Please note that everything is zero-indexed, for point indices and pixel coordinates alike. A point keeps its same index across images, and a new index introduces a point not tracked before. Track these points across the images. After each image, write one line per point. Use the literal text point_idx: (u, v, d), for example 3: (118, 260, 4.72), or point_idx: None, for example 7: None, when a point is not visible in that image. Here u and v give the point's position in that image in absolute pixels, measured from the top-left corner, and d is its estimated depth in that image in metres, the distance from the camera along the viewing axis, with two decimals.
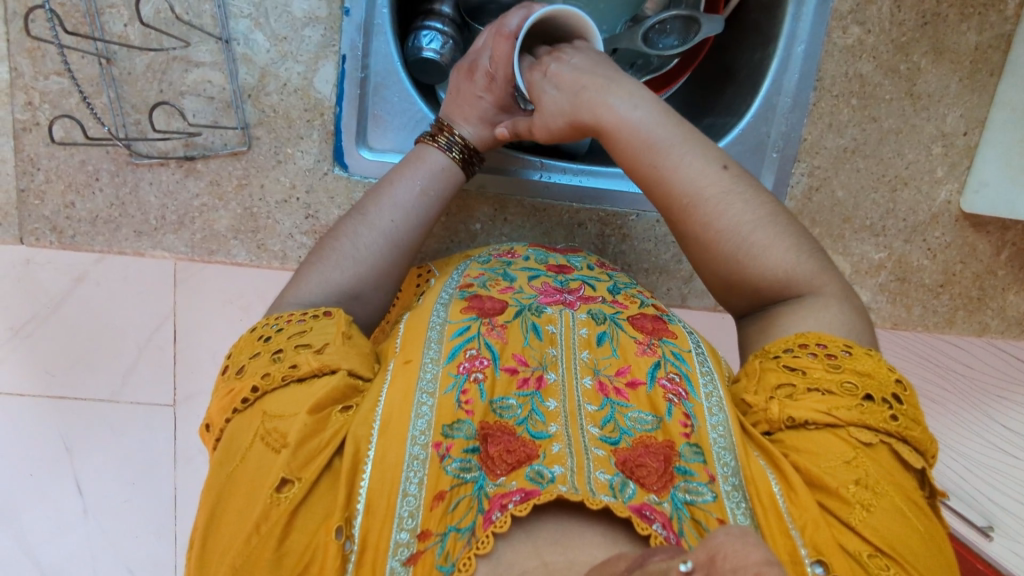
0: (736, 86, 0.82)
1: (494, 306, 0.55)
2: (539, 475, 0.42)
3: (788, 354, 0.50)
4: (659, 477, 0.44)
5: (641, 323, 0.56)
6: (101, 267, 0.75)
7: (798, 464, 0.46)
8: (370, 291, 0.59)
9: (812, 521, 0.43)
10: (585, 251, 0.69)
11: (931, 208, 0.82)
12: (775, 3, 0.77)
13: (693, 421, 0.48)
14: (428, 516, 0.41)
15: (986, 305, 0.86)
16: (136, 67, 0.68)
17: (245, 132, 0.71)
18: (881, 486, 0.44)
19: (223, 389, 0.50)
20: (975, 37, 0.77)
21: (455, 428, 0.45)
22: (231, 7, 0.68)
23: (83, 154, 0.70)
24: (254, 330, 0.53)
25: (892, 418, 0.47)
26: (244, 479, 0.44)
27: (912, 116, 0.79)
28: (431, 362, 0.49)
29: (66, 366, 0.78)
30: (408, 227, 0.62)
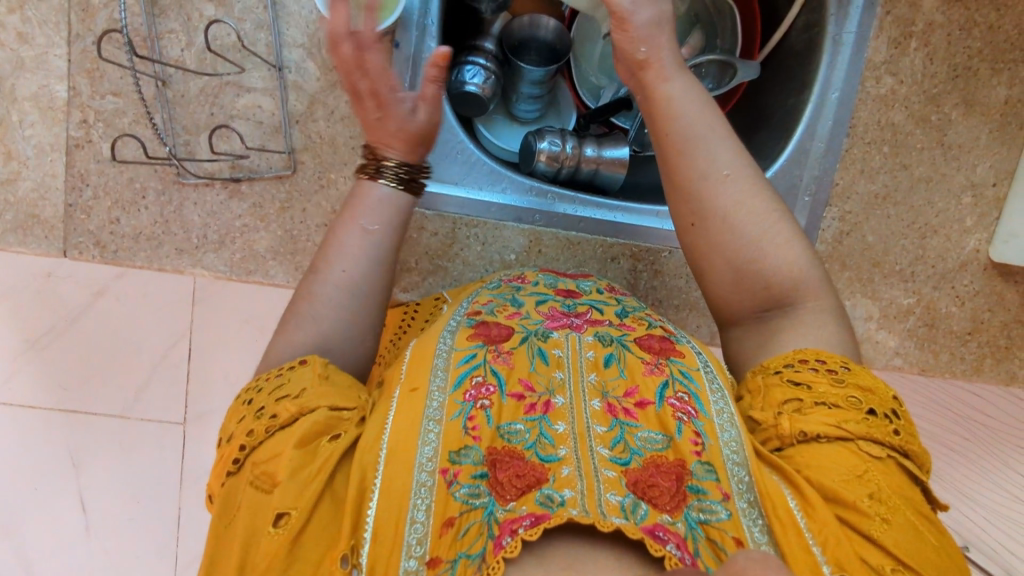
0: (771, 129, 0.84)
1: (500, 333, 0.55)
2: (549, 499, 0.43)
3: (789, 369, 0.53)
4: (670, 497, 0.45)
5: (648, 343, 0.56)
6: (121, 281, 0.76)
7: (813, 479, 0.48)
8: (363, 274, 0.57)
9: (834, 535, 0.45)
10: (595, 276, 0.68)
11: (960, 256, 0.83)
12: (811, 52, 0.79)
13: (704, 439, 0.49)
14: (439, 542, 0.42)
15: (1013, 354, 0.86)
16: (190, 90, 0.70)
17: (291, 157, 0.73)
18: (890, 500, 0.47)
19: (218, 459, 0.49)
20: (1005, 91, 0.79)
21: (463, 454, 0.46)
22: (285, 37, 0.71)
23: (132, 172, 0.72)
24: (240, 395, 0.52)
25: (895, 432, 0.50)
26: (241, 525, 0.44)
27: (943, 165, 0.80)
28: (437, 390, 0.49)
29: (78, 380, 0.78)
30: (356, 239, 0.58)
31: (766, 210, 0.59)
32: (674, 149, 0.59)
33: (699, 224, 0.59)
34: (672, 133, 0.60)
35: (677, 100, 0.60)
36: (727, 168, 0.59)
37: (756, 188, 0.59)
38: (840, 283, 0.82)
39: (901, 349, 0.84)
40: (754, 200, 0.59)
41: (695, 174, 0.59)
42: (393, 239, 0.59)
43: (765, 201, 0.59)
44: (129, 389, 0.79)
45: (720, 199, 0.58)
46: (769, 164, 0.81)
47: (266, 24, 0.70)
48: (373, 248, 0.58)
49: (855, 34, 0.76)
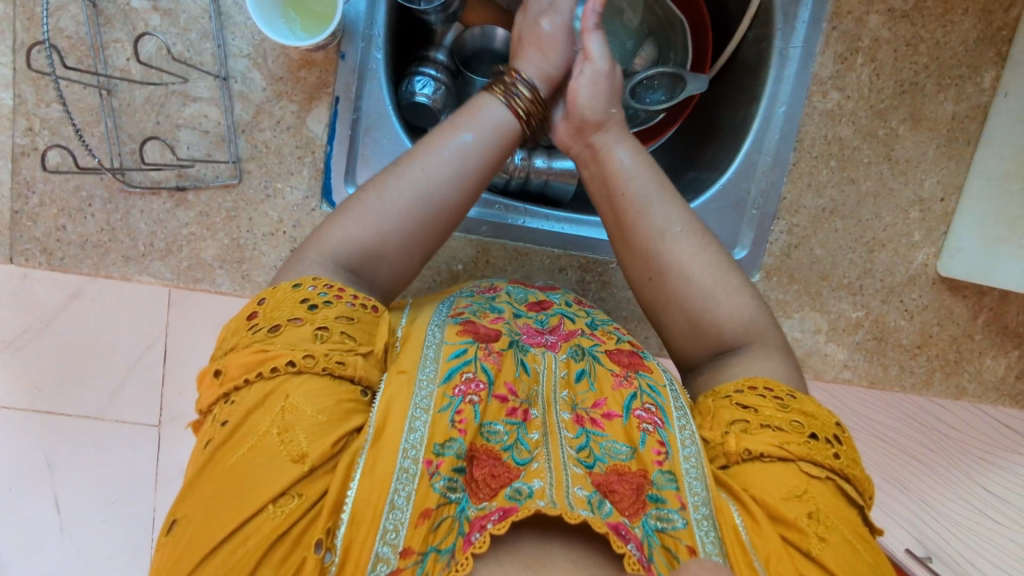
0: (720, 140, 0.86)
1: (488, 334, 0.58)
2: (517, 493, 0.46)
3: (738, 394, 0.55)
4: (631, 503, 0.48)
5: (618, 357, 0.60)
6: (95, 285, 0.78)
7: (756, 496, 0.50)
8: (393, 248, 0.59)
9: (776, 551, 0.47)
10: (563, 289, 0.72)
11: (908, 270, 0.83)
12: (760, 65, 0.81)
13: (666, 450, 0.52)
14: (413, 533, 0.45)
15: (963, 368, 0.86)
16: (135, 99, 0.71)
17: (237, 166, 0.73)
18: (832, 519, 0.49)
19: (248, 346, 0.49)
20: (952, 106, 0.79)
21: (447, 446, 0.49)
22: (231, 47, 0.71)
23: (78, 180, 0.72)
24: (296, 287, 0.53)
25: (835, 456, 0.52)
26: (250, 474, 0.45)
27: (890, 179, 0.80)
28: (428, 380, 0.52)
29: (53, 383, 0.85)
30: (446, 186, 0.60)
31: (715, 265, 0.61)
32: (629, 211, 0.63)
33: (656, 279, 0.62)
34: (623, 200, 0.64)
35: (630, 168, 0.65)
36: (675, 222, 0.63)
37: (706, 241, 0.63)
38: (788, 296, 0.82)
39: (850, 361, 0.85)
40: (704, 253, 0.62)
41: (650, 233, 0.62)
42: (431, 243, 0.61)
43: (715, 253, 0.62)
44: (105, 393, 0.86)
45: (675, 252, 0.61)
46: (718, 177, 0.82)
47: (212, 35, 0.71)
48: (454, 205, 0.61)
49: (801, 49, 0.77)
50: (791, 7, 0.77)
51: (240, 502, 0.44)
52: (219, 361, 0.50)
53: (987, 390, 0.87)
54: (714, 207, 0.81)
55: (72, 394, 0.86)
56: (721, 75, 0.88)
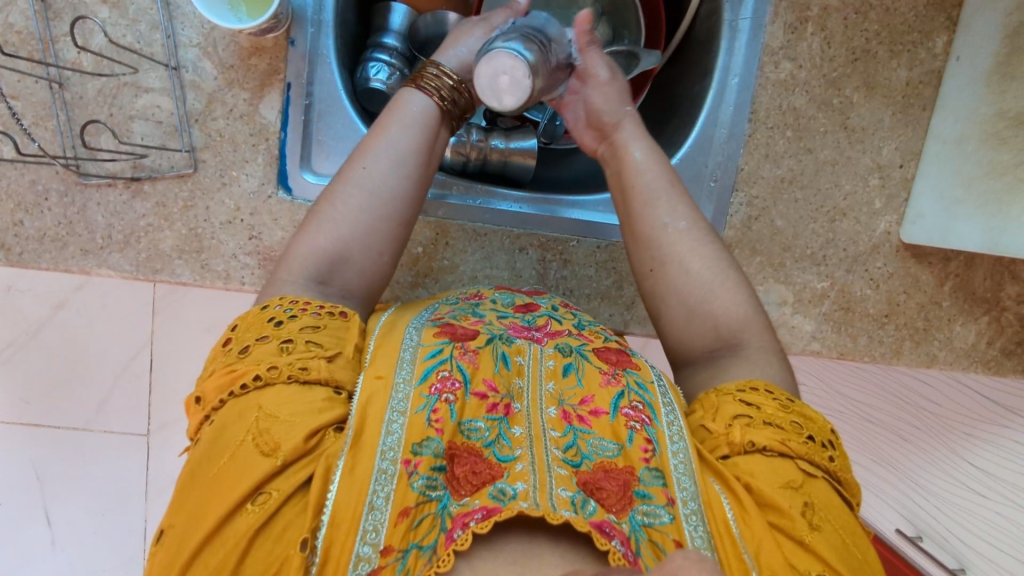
0: (679, 117, 0.85)
1: (465, 332, 0.55)
2: (501, 493, 0.44)
3: (742, 392, 0.54)
4: (617, 499, 0.47)
5: (607, 356, 0.57)
6: (80, 295, 0.79)
7: (752, 485, 0.49)
8: (358, 253, 0.58)
9: (766, 541, 0.46)
10: (549, 293, 0.69)
11: (871, 239, 0.83)
12: (712, 39, 0.81)
13: (654, 446, 0.50)
14: (393, 532, 0.43)
15: (932, 336, 0.86)
16: (87, 91, 0.71)
17: (191, 155, 0.73)
18: (829, 513, 0.48)
19: (222, 367, 0.50)
20: (906, 72, 0.79)
21: (424, 445, 0.47)
22: (181, 37, 0.72)
23: (33, 174, 0.72)
24: (265, 309, 0.53)
25: (829, 457, 0.52)
26: (227, 479, 0.45)
27: (847, 148, 0.80)
28: (403, 382, 0.50)
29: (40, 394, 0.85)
30: (387, 174, 0.60)
31: (716, 264, 0.61)
32: (636, 203, 0.64)
33: (658, 270, 0.62)
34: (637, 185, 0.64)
35: (642, 162, 0.65)
36: (681, 221, 0.63)
37: (708, 241, 0.62)
38: (752, 269, 0.82)
39: (818, 333, 0.84)
40: (706, 250, 0.62)
41: (653, 225, 0.63)
42: (394, 239, 0.60)
43: (716, 249, 0.62)
44: (92, 402, 0.86)
45: (677, 246, 0.62)
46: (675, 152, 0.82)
47: (161, 25, 0.71)
48: (401, 193, 0.61)
49: (751, 21, 0.78)
50: None
51: (218, 502, 0.44)
52: (197, 387, 0.50)
53: (957, 357, 0.87)
54: None
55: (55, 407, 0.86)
56: (678, 53, 0.88)
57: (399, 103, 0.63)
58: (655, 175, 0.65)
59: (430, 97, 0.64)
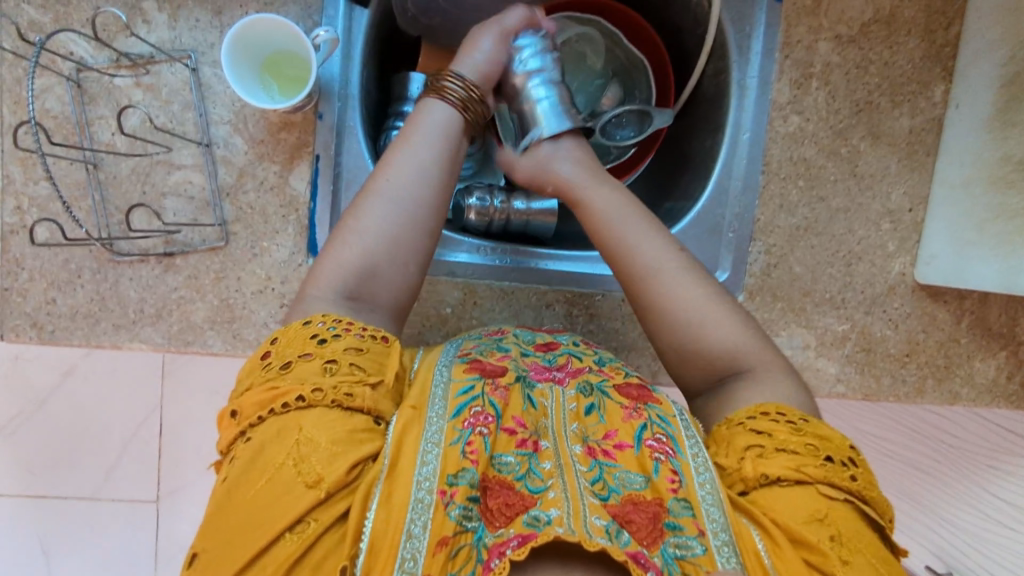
0: (692, 170, 0.88)
1: (495, 368, 0.56)
2: (535, 519, 0.45)
3: (752, 421, 0.54)
4: (648, 532, 0.46)
5: (627, 391, 0.58)
6: (87, 361, 0.97)
7: (778, 521, 0.49)
8: (385, 266, 0.59)
9: (799, 574, 0.46)
10: (569, 332, 0.70)
11: (887, 280, 0.85)
12: (720, 96, 0.85)
13: (680, 478, 0.50)
14: (431, 561, 0.43)
15: (954, 373, 0.87)
16: (121, 171, 0.73)
17: (223, 228, 0.75)
18: (854, 540, 0.48)
19: (263, 384, 0.50)
20: (908, 121, 0.83)
21: (459, 476, 0.47)
22: (212, 115, 0.74)
23: (67, 253, 0.73)
24: (307, 324, 0.53)
25: (852, 477, 0.51)
26: (268, 503, 0.45)
27: (858, 194, 0.83)
28: (437, 416, 0.50)
29: (42, 468, 1.01)
30: (411, 183, 0.61)
31: (710, 293, 0.62)
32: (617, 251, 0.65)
33: (648, 309, 0.63)
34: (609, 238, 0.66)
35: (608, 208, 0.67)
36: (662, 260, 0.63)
37: (695, 275, 0.63)
38: (774, 314, 0.84)
39: (842, 375, 0.85)
40: (692, 285, 0.62)
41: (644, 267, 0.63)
42: (421, 250, 0.61)
43: (707, 285, 0.63)
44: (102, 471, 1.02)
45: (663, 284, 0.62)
46: (692, 204, 0.85)
47: (193, 105, 0.73)
48: (429, 201, 0.61)
49: (758, 78, 0.81)
50: (743, 40, 0.81)
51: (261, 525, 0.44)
52: (234, 401, 0.50)
53: (979, 392, 0.87)
54: (692, 234, 0.83)
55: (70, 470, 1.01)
56: (686, 108, 0.92)
57: (418, 117, 0.65)
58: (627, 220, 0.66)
59: (448, 104, 0.66)
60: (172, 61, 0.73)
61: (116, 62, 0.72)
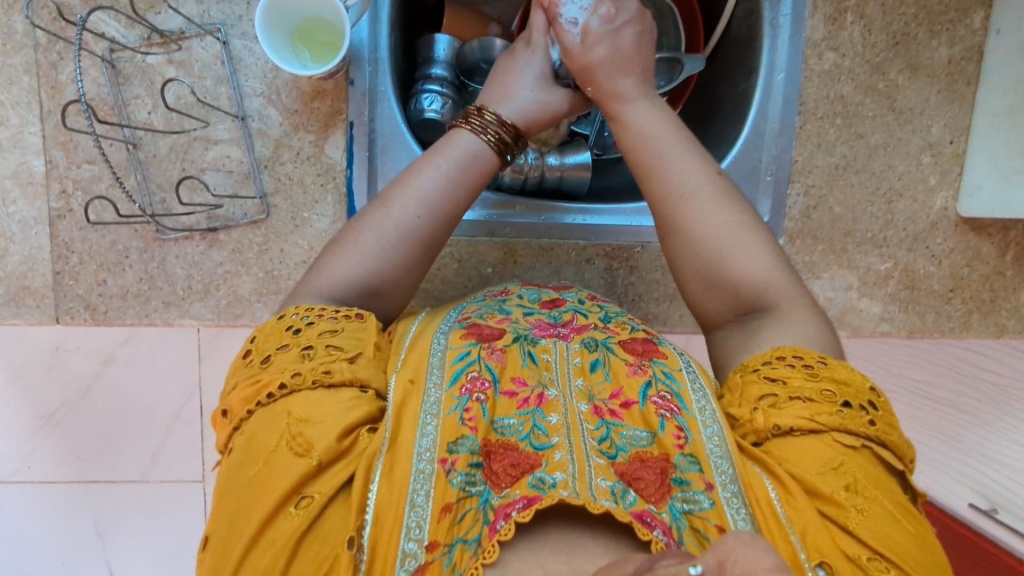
0: (725, 117, 0.87)
1: (491, 332, 0.57)
2: (539, 482, 0.43)
3: (766, 367, 0.53)
4: (656, 489, 0.45)
5: (632, 345, 0.58)
6: (125, 347, 0.97)
7: (792, 472, 0.47)
8: (379, 282, 0.60)
9: (812, 524, 0.45)
10: (577, 286, 0.70)
11: (930, 216, 0.84)
12: (752, 38, 0.83)
13: (687, 433, 0.49)
14: (437, 527, 0.42)
15: (999, 305, 0.86)
16: (160, 149, 0.73)
17: (263, 201, 0.75)
18: (873, 488, 0.46)
19: (246, 380, 0.51)
20: (947, 51, 0.80)
21: (459, 443, 0.47)
22: (245, 87, 0.74)
23: (114, 234, 0.74)
24: (282, 319, 0.55)
25: (870, 423, 0.49)
26: (265, 482, 0.45)
27: (897, 129, 0.82)
28: (434, 386, 0.51)
29: (96, 453, 1.03)
30: (421, 215, 0.61)
31: (739, 224, 0.60)
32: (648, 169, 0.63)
33: (670, 236, 0.63)
34: (640, 157, 0.64)
35: (647, 128, 0.64)
36: (692, 185, 0.62)
37: (722, 202, 0.61)
38: (815, 257, 0.83)
39: (886, 314, 0.85)
40: (717, 215, 0.61)
41: (675, 189, 0.62)
42: (415, 273, 0.62)
43: (736, 212, 0.61)
44: (148, 454, 1.04)
45: (687, 215, 0.61)
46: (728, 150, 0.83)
47: (226, 78, 0.73)
48: (431, 232, 0.62)
49: (792, 16, 0.79)
50: None
51: (257, 501, 0.44)
52: (221, 401, 0.51)
53: None
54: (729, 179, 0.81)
55: (116, 457, 1.03)
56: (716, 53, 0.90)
57: (445, 146, 0.64)
58: (661, 139, 0.63)
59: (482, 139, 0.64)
60: (203, 35, 0.72)
61: (147, 40, 0.72)
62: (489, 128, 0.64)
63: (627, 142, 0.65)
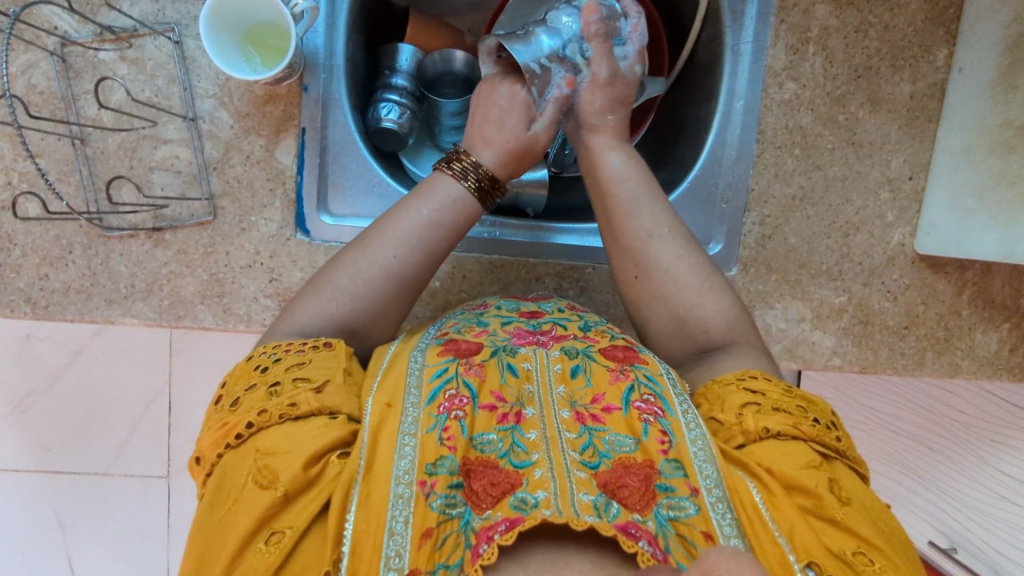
0: (687, 141, 0.87)
1: (469, 347, 0.56)
2: (522, 503, 0.43)
3: (744, 380, 0.54)
4: (640, 497, 0.45)
5: (613, 352, 0.57)
6: (97, 340, 0.90)
7: (772, 471, 0.48)
8: (365, 322, 0.59)
9: (798, 523, 0.46)
10: (556, 296, 0.69)
11: (886, 251, 0.83)
12: (715, 63, 0.83)
13: (670, 438, 0.49)
14: (417, 554, 0.42)
15: (954, 345, 0.85)
16: (109, 146, 0.73)
17: (210, 202, 0.75)
18: (850, 490, 0.49)
19: (217, 422, 0.50)
20: (909, 86, 0.80)
21: (439, 464, 0.46)
22: (197, 88, 0.73)
23: (58, 229, 0.74)
24: (250, 359, 0.54)
25: (838, 438, 0.52)
26: (238, 522, 0.45)
27: (856, 163, 0.81)
28: (412, 406, 0.50)
29: (65, 439, 0.96)
30: (408, 255, 0.61)
31: (700, 272, 0.62)
32: (617, 215, 0.64)
33: (643, 275, 0.62)
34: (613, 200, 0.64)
35: (620, 173, 0.65)
36: (663, 226, 0.63)
37: (688, 245, 0.63)
38: (769, 286, 0.82)
39: (838, 348, 0.84)
40: (687, 254, 0.63)
41: (638, 233, 0.63)
42: (402, 312, 0.62)
43: (702, 256, 0.63)
44: (115, 446, 0.98)
45: (663, 254, 0.62)
46: (685, 175, 0.83)
47: (178, 78, 0.73)
48: (419, 273, 0.62)
49: (753, 44, 0.79)
50: (737, 5, 0.79)
51: (234, 542, 0.44)
52: (196, 446, 0.51)
53: (980, 365, 0.85)
54: (683, 204, 0.82)
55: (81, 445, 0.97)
56: (681, 77, 0.89)
57: (432, 185, 0.64)
58: (628, 181, 0.65)
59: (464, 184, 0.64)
60: (155, 34, 0.72)
61: (99, 36, 0.72)
62: (474, 175, 0.65)
63: (598, 181, 0.66)
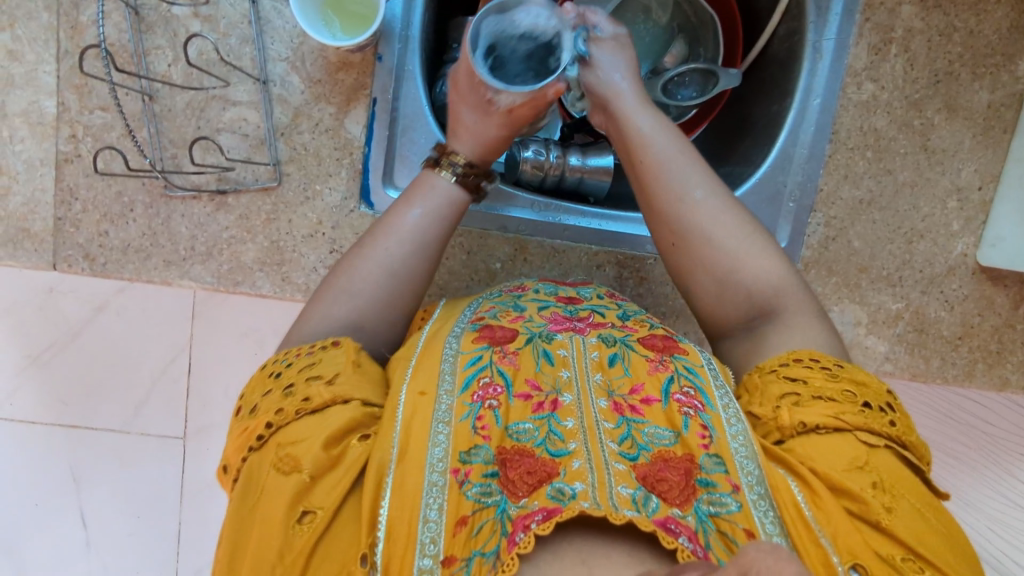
0: (754, 135, 0.85)
1: (504, 334, 0.54)
2: (560, 493, 0.42)
3: (784, 367, 0.53)
4: (681, 491, 0.45)
5: (652, 342, 0.56)
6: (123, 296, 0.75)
7: (817, 469, 0.47)
8: (405, 293, 0.58)
9: (843, 527, 0.45)
10: (594, 284, 0.67)
11: (948, 260, 0.82)
12: (792, 60, 0.81)
13: (711, 432, 0.48)
14: (452, 542, 0.41)
15: (1006, 359, 0.85)
16: (176, 104, 0.72)
17: (276, 168, 0.73)
18: (899, 485, 0.47)
19: (237, 429, 0.49)
20: (987, 95, 0.79)
21: (472, 453, 0.45)
22: (269, 51, 0.72)
23: (121, 186, 0.72)
24: (265, 368, 0.53)
25: (891, 423, 0.50)
26: (265, 513, 0.43)
27: (927, 169, 0.80)
28: (446, 393, 0.49)
29: (80, 396, 0.78)
30: (429, 221, 0.61)
31: (740, 225, 0.58)
32: (649, 175, 0.60)
33: (681, 243, 0.59)
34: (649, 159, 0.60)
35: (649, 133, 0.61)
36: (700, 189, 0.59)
37: (728, 203, 0.59)
38: (828, 288, 0.82)
39: (891, 354, 0.84)
40: (726, 214, 0.59)
41: (671, 195, 0.59)
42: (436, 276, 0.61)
43: (739, 213, 0.59)
44: (131, 403, 0.79)
45: (700, 214, 0.58)
46: (754, 170, 0.81)
47: (252, 39, 0.72)
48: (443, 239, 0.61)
49: (835, 41, 0.78)
50: None
51: (263, 534, 0.43)
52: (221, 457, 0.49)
53: None
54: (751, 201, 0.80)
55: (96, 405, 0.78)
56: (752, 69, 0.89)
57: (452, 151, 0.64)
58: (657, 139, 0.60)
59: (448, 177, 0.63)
60: None
61: None
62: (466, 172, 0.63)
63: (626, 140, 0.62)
